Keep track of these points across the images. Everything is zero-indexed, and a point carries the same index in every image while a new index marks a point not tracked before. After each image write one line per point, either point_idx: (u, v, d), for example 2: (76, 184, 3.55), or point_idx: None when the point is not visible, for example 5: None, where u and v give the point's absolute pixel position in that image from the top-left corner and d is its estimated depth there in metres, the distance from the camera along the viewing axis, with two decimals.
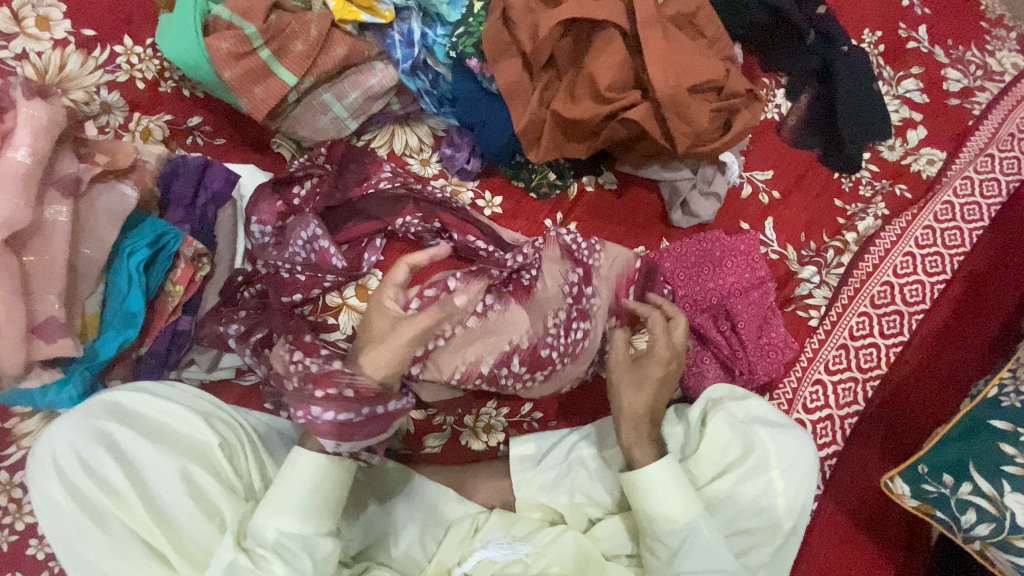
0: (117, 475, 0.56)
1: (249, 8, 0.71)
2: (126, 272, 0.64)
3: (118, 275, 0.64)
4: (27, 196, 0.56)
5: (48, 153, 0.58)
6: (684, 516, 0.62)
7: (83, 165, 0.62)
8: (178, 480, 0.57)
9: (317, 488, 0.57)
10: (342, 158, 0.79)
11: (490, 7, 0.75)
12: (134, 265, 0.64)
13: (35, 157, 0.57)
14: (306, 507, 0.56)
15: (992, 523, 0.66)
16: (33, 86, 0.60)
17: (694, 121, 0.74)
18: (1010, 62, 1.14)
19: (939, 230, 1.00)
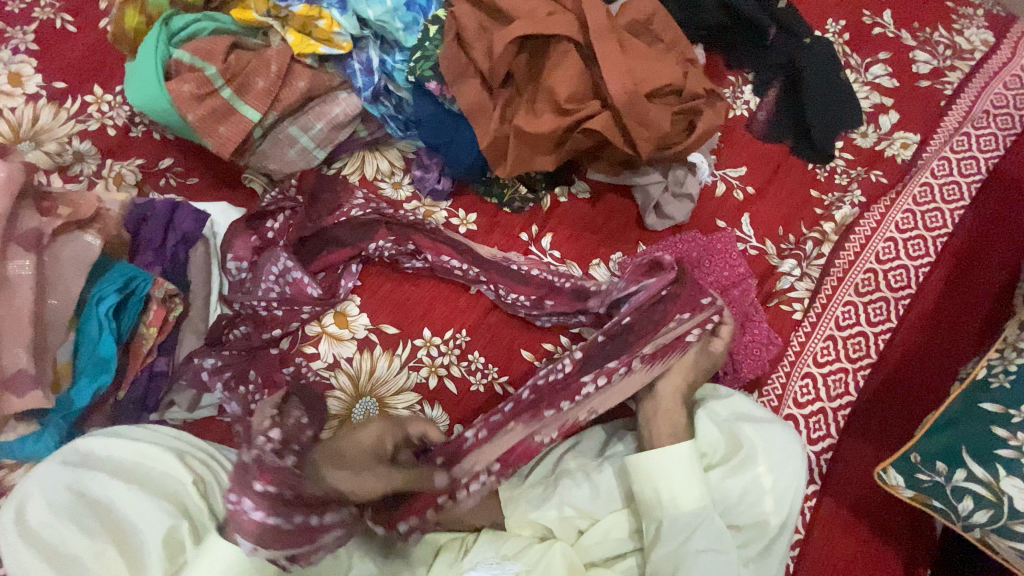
0: (92, 520, 0.56)
1: (208, 50, 0.73)
2: (95, 320, 0.64)
3: (88, 323, 0.64)
4: None
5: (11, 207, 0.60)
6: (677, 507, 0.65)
7: (45, 219, 0.63)
8: (149, 522, 0.58)
9: None
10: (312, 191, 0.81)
11: (444, 29, 0.75)
12: (103, 312, 0.64)
13: None
14: None
15: (990, 510, 0.65)
16: None
17: (654, 125, 0.75)
18: (979, 39, 1.14)
19: (919, 213, 0.99)
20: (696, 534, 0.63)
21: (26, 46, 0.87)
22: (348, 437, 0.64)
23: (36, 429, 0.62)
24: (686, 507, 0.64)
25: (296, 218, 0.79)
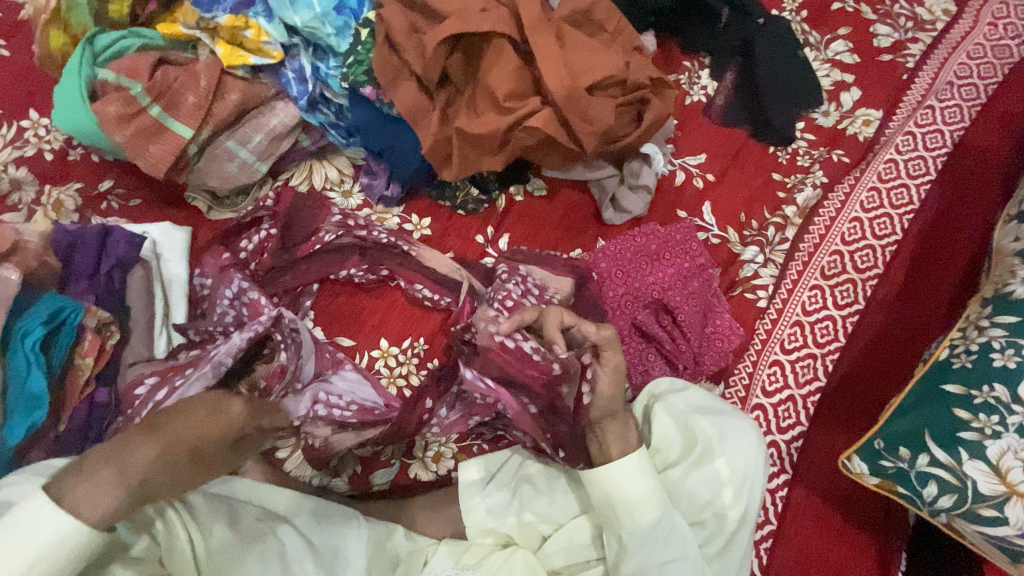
0: None
1: (133, 68, 0.71)
2: (21, 357, 0.59)
3: (11, 359, 0.59)
4: None
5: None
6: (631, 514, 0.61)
7: None
8: None
9: None
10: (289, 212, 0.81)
11: (374, 32, 0.72)
12: (28, 346, 0.60)
13: None
14: None
15: (954, 494, 0.63)
16: None
17: (597, 120, 0.73)
18: (941, 8, 1.12)
19: (885, 190, 0.98)
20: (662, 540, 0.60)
21: None
22: (210, 401, 0.56)
23: None
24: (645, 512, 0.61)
25: (272, 240, 0.80)
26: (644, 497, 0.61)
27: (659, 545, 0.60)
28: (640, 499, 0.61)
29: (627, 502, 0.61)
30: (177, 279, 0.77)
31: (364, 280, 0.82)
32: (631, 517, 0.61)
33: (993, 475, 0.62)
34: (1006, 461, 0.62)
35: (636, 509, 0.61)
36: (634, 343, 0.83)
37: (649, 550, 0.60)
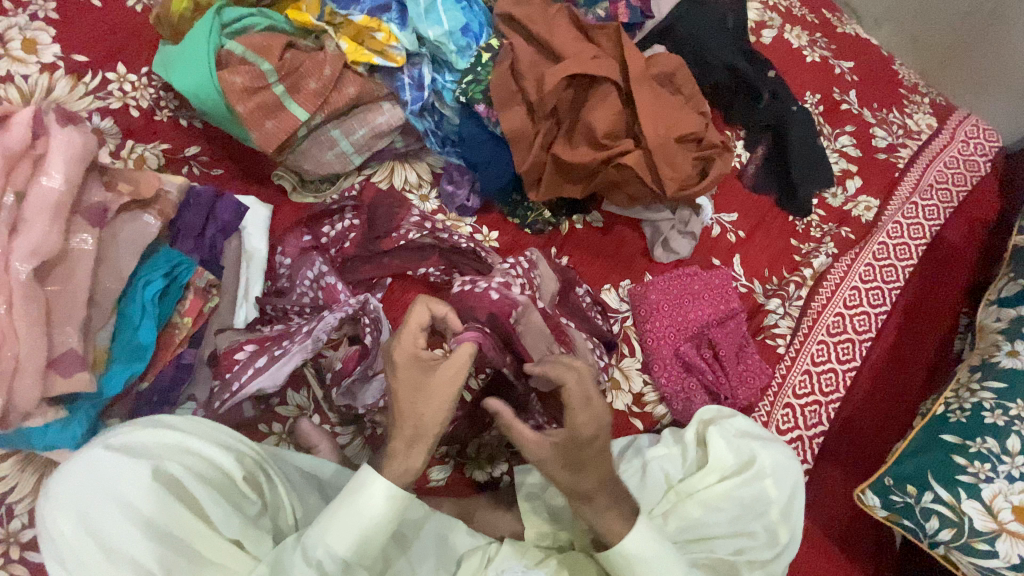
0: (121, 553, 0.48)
1: (264, 46, 0.73)
2: (139, 304, 0.63)
3: (131, 306, 0.63)
4: (56, 226, 0.55)
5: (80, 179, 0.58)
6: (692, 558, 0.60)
7: (111, 195, 0.62)
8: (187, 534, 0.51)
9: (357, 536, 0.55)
10: (372, 203, 0.83)
11: (498, 57, 0.80)
12: (148, 296, 0.63)
13: (70, 185, 0.57)
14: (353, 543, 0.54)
15: (954, 528, 0.74)
16: (65, 114, 0.59)
17: (679, 168, 0.82)
18: (925, 123, 1.34)
19: (878, 267, 1.13)
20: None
21: (46, 13, 0.81)
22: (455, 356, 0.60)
23: (65, 416, 0.57)
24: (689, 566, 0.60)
25: (355, 230, 0.81)
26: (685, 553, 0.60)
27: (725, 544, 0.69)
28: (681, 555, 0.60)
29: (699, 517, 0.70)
30: (257, 253, 0.77)
31: (438, 280, 0.85)
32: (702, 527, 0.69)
33: (986, 514, 0.73)
34: (997, 502, 0.73)
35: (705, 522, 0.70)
36: (675, 371, 0.91)
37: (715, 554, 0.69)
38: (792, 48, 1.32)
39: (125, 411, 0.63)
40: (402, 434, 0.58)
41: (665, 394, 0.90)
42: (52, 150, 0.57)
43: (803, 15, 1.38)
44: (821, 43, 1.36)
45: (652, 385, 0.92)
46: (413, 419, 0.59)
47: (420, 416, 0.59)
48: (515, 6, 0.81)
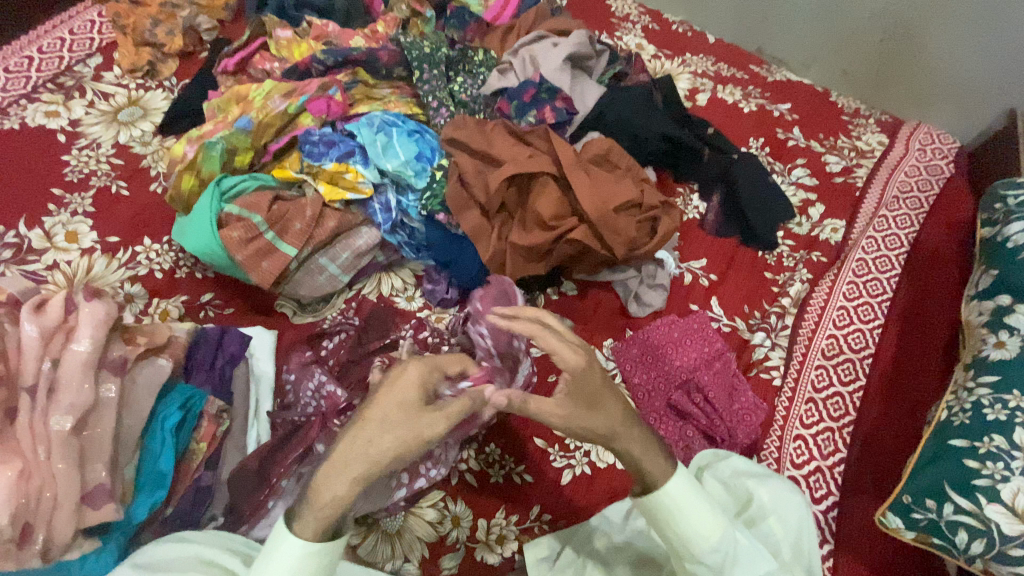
0: None
1: (254, 203, 0.89)
2: (159, 437, 0.72)
3: (153, 439, 0.73)
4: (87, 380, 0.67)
5: (104, 338, 0.70)
6: (719, 533, 0.59)
7: (129, 347, 0.73)
8: None
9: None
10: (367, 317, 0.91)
11: (448, 173, 0.94)
12: (166, 429, 0.73)
13: (94, 346, 0.69)
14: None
15: (983, 538, 0.71)
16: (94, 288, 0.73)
17: (623, 232, 0.91)
18: (875, 141, 1.39)
19: (861, 283, 1.14)
20: (730, 557, 0.59)
21: (82, 208, 1.03)
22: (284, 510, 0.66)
23: (98, 547, 0.66)
24: (710, 538, 0.58)
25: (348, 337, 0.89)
26: (707, 526, 0.59)
27: (739, 566, 0.60)
28: (702, 526, 0.59)
29: (697, 532, 0.58)
30: (265, 374, 0.86)
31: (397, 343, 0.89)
32: (696, 545, 0.59)
33: (1012, 516, 0.70)
34: (1020, 502, 0.70)
35: (697, 531, 0.59)
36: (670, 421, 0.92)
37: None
38: (727, 104, 1.44)
39: (154, 533, 0.71)
40: (339, 461, 0.52)
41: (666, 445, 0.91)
42: (79, 319, 0.70)
43: (732, 74, 1.52)
44: (755, 94, 1.47)
45: None
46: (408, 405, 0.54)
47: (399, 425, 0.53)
48: (455, 130, 0.96)
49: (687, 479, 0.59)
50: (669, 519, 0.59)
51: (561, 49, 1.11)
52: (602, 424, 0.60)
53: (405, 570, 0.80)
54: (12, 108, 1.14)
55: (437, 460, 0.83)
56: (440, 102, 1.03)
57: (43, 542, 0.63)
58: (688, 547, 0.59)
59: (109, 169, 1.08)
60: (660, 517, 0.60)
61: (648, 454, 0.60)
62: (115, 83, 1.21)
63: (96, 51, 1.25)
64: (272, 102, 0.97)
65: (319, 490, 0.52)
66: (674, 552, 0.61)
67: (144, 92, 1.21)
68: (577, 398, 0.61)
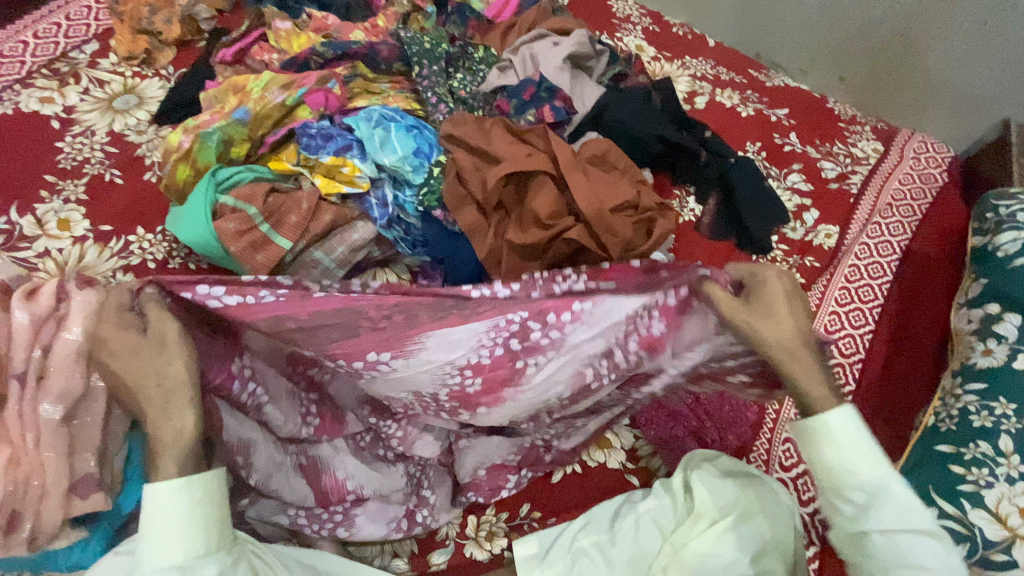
0: None
1: (250, 195, 0.89)
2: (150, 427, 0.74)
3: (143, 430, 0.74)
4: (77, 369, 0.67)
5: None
6: (874, 473, 0.61)
7: None
8: None
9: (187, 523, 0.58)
10: None
11: (446, 170, 0.94)
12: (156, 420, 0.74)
13: None
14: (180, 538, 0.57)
15: (967, 543, 0.71)
16: None
17: (620, 233, 0.90)
18: (871, 148, 1.40)
19: (853, 289, 1.15)
20: (881, 502, 0.60)
21: (75, 196, 1.02)
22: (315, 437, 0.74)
23: (85, 535, 0.68)
24: (867, 474, 0.61)
25: None
26: (864, 462, 0.61)
27: (885, 510, 0.60)
28: (855, 463, 0.61)
29: (844, 463, 0.61)
30: None
31: None
32: (843, 479, 0.62)
33: (995, 522, 0.71)
34: (1003, 508, 0.72)
35: (859, 466, 0.61)
36: (660, 421, 0.90)
37: (892, 547, 0.60)
38: (725, 108, 1.45)
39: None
40: (155, 402, 0.61)
41: (656, 444, 0.89)
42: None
43: (730, 78, 1.52)
44: (754, 98, 1.48)
45: (643, 438, 0.91)
46: (139, 345, 0.62)
47: (148, 365, 0.61)
48: (454, 127, 0.96)
49: (851, 411, 0.62)
50: (816, 451, 0.63)
51: (562, 49, 1.11)
52: (782, 326, 0.63)
53: (393, 565, 0.81)
54: (5, 94, 1.12)
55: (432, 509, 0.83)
56: (439, 98, 1.03)
57: (30, 531, 0.65)
58: (838, 479, 0.62)
59: (103, 157, 1.07)
60: (811, 449, 0.64)
61: (810, 375, 0.65)
62: (111, 70, 1.20)
63: (93, 38, 1.24)
64: (269, 93, 0.96)
65: (162, 431, 0.61)
66: (818, 488, 0.65)
67: (140, 80, 1.20)
68: (756, 310, 0.64)
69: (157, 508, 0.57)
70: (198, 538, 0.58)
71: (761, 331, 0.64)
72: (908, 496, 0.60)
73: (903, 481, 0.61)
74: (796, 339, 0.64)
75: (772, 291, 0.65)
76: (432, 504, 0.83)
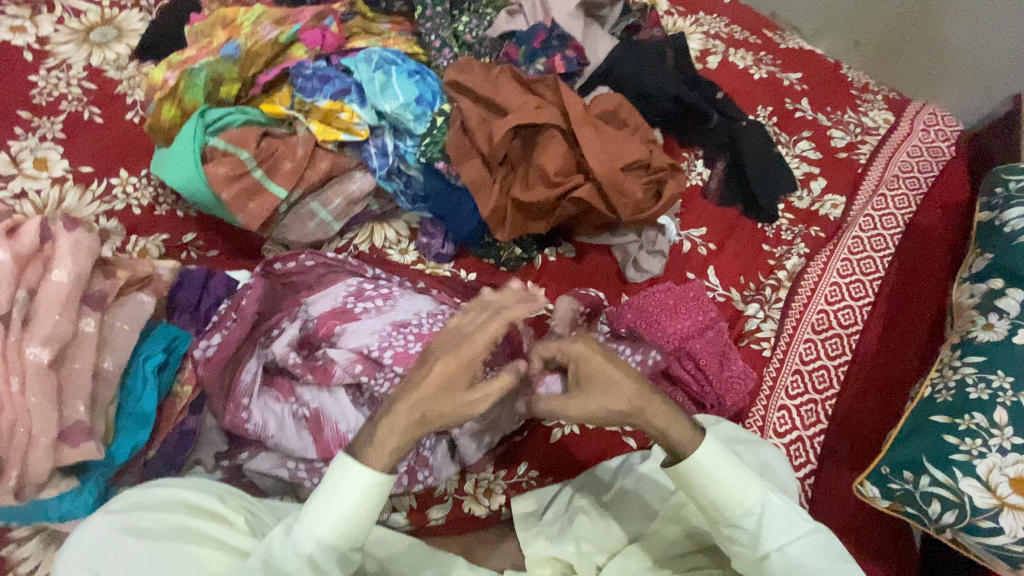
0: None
1: (241, 138, 0.84)
2: (141, 377, 0.72)
3: (134, 379, 0.72)
4: (68, 314, 0.67)
5: (86, 273, 0.70)
6: (753, 495, 0.62)
7: (109, 282, 0.72)
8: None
9: (357, 506, 0.57)
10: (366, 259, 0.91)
11: (449, 119, 0.89)
12: (149, 369, 0.72)
13: (73, 278, 0.69)
14: (344, 520, 0.56)
15: (955, 509, 0.74)
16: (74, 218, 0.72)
17: (630, 195, 0.88)
18: (881, 118, 1.37)
19: (855, 261, 1.14)
20: (766, 518, 0.62)
21: (52, 134, 0.95)
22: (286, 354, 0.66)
23: (76, 485, 0.67)
24: (748, 496, 0.61)
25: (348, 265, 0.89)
26: (738, 485, 0.62)
27: (773, 530, 0.62)
28: (732, 485, 0.61)
29: (729, 494, 0.61)
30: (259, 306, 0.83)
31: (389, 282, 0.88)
32: (730, 508, 0.62)
33: (985, 490, 0.73)
34: (994, 477, 0.73)
35: (737, 489, 0.62)
36: (661, 386, 0.90)
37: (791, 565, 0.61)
38: (737, 69, 1.39)
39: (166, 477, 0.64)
40: None
41: None
42: (58, 248, 0.69)
43: (744, 38, 1.46)
44: (766, 60, 1.43)
45: None
46: None
47: None
48: (458, 73, 0.90)
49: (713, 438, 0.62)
50: (704, 487, 0.62)
51: None
52: (612, 406, 0.64)
53: (391, 520, 0.81)
54: None
55: (432, 469, 0.80)
56: (444, 42, 0.97)
57: (18, 479, 0.62)
58: (726, 509, 0.62)
59: (80, 94, 1.00)
60: (694, 486, 0.62)
61: (673, 423, 0.63)
62: None
63: None
64: (261, 29, 0.90)
65: None
66: (710, 518, 0.64)
67: (118, 10, 1.11)
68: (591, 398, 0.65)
69: (347, 482, 0.56)
70: (359, 535, 0.58)
71: (597, 403, 0.64)
72: (781, 504, 0.63)
73: (776, 492, 0.63)
74: (647, 397, 0.64)
75: (589, 367, 0.65)
76: (432, 464, 0.80)
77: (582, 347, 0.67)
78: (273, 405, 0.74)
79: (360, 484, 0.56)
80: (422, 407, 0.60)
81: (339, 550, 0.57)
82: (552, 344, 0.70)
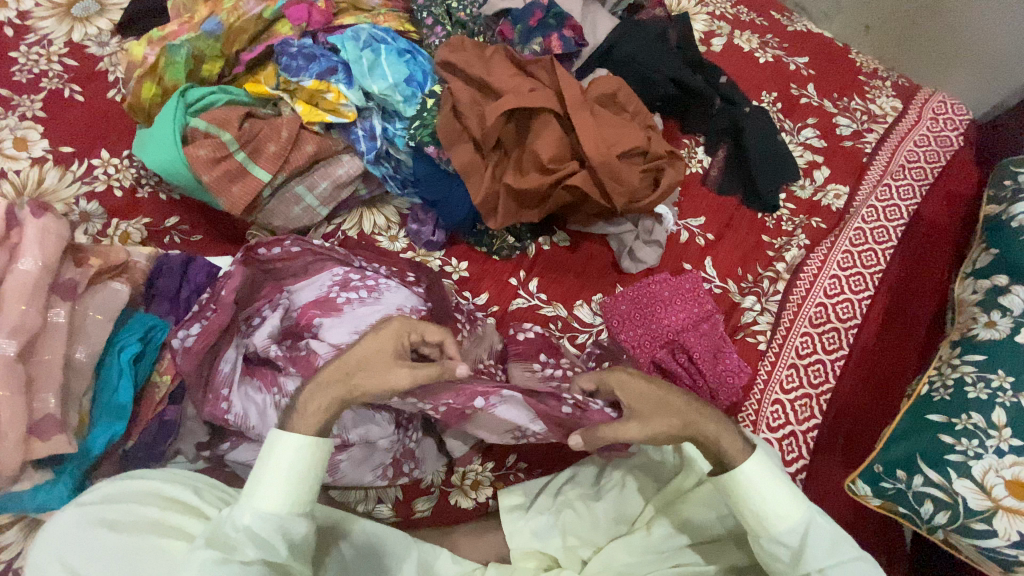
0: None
1: (224, 119, 0.81)
2: (117, 367, 0.71)
3: (109, 370, 0.71)
4: (36, 302, 0.64)
5: (56, 261, 0.68)
6: (796, 513, 0.60)
7: (80, 270, 0.71)
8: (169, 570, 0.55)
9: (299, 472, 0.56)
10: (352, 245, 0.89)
11: (440, 102, 0.86)
12: (124, 360, 0.72)
13: (42, 265, 0.66)
14: (289, 487, 0.56)
15: (948, 510, 0.73)
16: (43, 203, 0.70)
17: (626, 182, 0.86)
18: (889, 105, 1.32)
19: (857, 253, 1.11)
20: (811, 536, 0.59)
21: (31, 112, 0.92)
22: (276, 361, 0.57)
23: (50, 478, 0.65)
24: (791, 513, 0.59)
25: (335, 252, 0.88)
26: (783, 502, 0.60)
27: (817, 548, 0.59)
28: (773, 501, 0.60)
29: (769, 509, 0.60)
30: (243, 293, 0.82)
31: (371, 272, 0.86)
32: (773, 524, 0.60)
33: (980, 492, 0.72)
34: (989, 479, 0.72)
35: (780, 507, 0.60)
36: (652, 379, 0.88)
37: None
38: (743, 52, 1.35)
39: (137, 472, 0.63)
40: None
41: None
42: (26, 235, 0.67)
43: (751, 19, 1.41)
44: (773, 43, 1.38)
45: None
46: None
47: None
48: (450, 53, 0.87)
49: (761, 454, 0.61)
50: (746, 500, 0.61)
51: None
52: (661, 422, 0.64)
53: (377, 511, 0.81)
54: None
55: (418, 461, 0.80)
56: (436, 19, 0.93)
57: None
58: (767, 525, 0.60)
59: (61, 71, 0.96)
60: (738, 497, 0.61)
61: (723, 431, 0.63)
62: None
63: None
64: (245, 3, 0.86)
65: None
66: (748, 531, 0.62)
67: None
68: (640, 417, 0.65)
69: (281, 450, 0.56)
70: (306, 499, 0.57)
71: (647, 424, 0.64)
72: (827, 524, 0.60)
73: (823, 513, 0.61)
74: (696, 408, 0.65)
75: (631, 388, 0.67)
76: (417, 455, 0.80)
77: (626, 372, 0.69)
78: (254, 395, 0.72)
79: (294, 449, 0.56)
80: (351, 382, 0.62)
81: (282, 518, 0.55)
82: (594, 374, 0.72)
